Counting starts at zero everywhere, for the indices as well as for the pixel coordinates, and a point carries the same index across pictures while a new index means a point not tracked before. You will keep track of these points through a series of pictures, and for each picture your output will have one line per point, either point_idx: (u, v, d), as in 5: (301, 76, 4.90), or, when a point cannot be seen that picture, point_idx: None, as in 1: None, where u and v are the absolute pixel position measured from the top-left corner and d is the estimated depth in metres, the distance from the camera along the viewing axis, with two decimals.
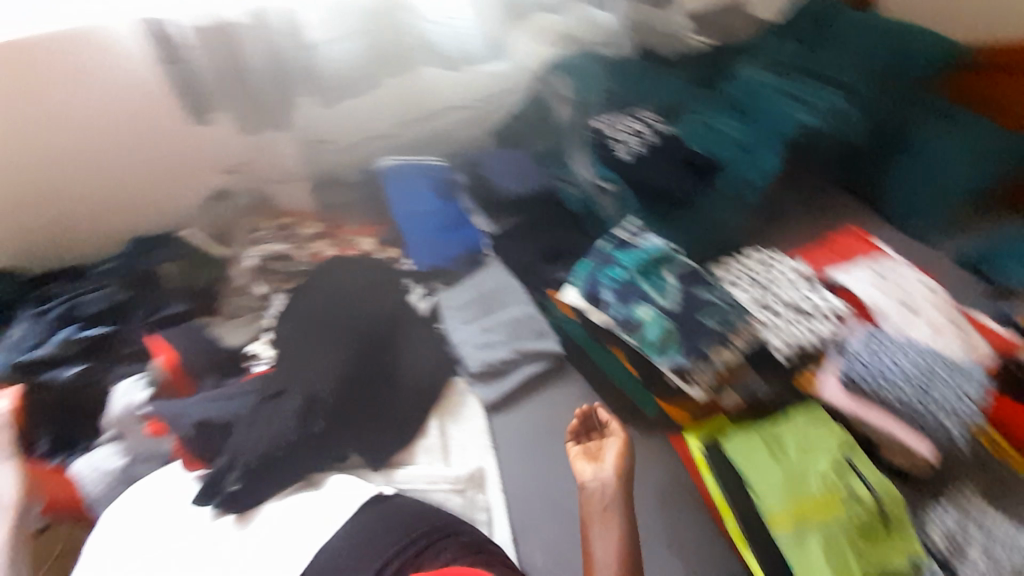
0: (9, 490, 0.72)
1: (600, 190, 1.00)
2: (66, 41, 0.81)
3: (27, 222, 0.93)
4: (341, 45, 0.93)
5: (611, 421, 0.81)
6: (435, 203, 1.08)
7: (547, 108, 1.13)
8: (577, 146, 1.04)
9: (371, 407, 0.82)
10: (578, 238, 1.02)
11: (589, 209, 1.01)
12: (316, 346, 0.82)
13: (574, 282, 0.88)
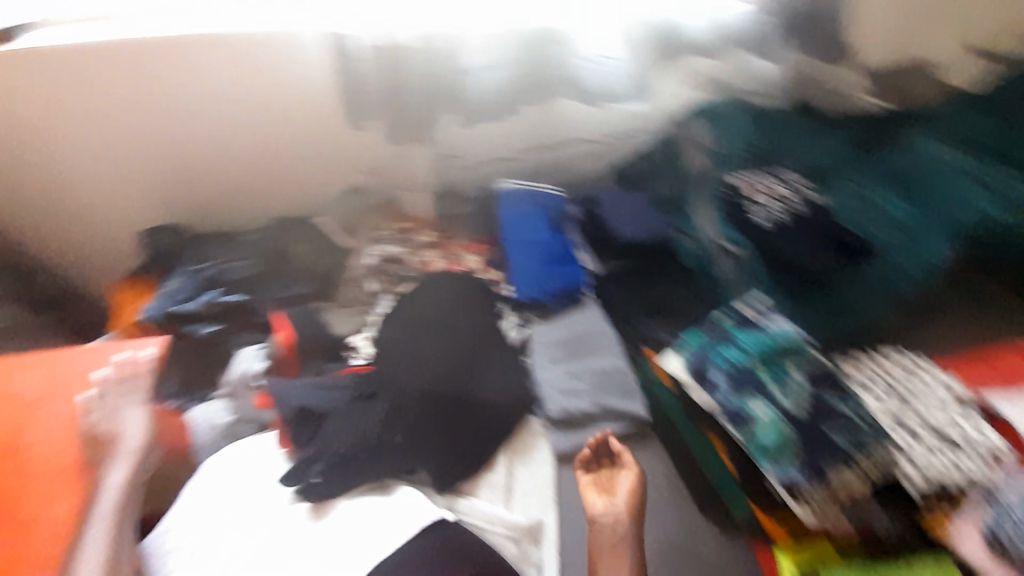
0: (139, 430, 0.79)
1: (723, 252, 0.91)
2: (266, 46, 0.93)
3: (197, 191, 1.07)
4: (494, 72, 1.00)
5: (623, 452, 0.84)
6: (546, 233, 1.09)
7: (678, 153, 1.03)
8: (705, 201, 0.96)
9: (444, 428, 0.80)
10: (686, 297, 0.94)
11: (705, 267, 0.93)
12: (409, 355, 0.85)
13: (680, 351, 0.82)
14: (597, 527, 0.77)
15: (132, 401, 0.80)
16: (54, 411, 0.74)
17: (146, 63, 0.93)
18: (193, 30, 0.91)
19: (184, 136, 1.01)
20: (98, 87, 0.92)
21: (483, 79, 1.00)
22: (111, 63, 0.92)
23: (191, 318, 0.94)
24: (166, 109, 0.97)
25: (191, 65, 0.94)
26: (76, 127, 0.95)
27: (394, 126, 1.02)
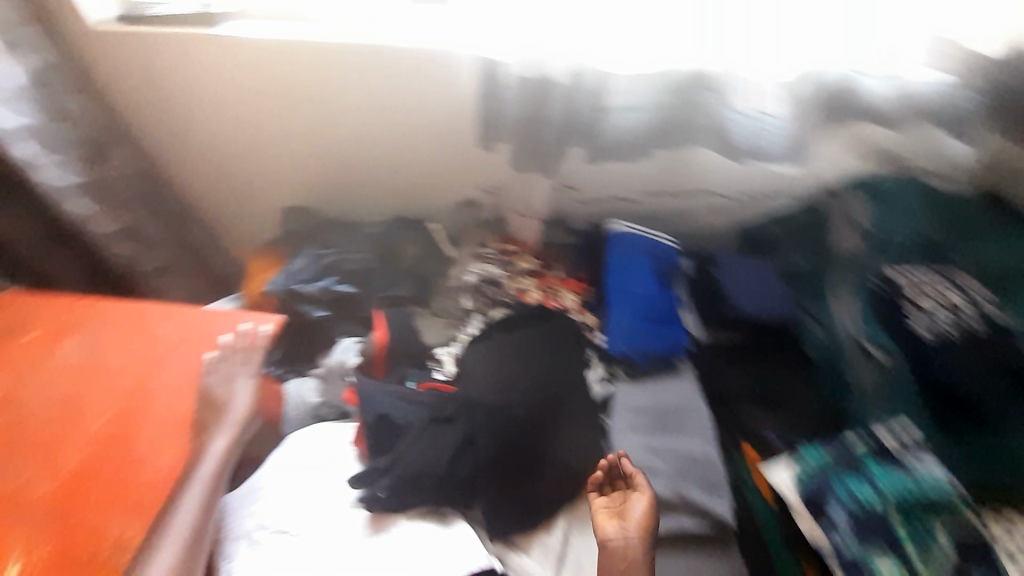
0: (242, 404, 0.79)
1: (864, 354, 0.81)
2: (421, 61, 0.98)
3: (337, 178, 1.19)
4: (634, 113, 0.95)
5: (636, 474, 0.77)
6: (655, 286, 0.98)
7: (826, 223, 0.96)
8: (849, 289, 0.86)
9: (514, 473, 0.78)
10: (804, 393, 0.86)
11: (835, 364, 0.84)
12: (493, 387, 0.84)
13: (796, 467, 0.76)
14: (607, 554, 0.70)
15: (246, 372, 0.81)
16: (181, 365, 0.79)
17: (317, 63, 1.00)
18: (366, 40, 0.98)
19: (337, 133, 1.11)
20: (273, 80, 1.03)
21: (625, 117, 0.96)
22: (288, 60, 1.00)
23: (305, 300, 1.02)
24: (326, 107, 1.07)
25: (356, 71, 1.01)
26: (252, 111, 1.08)
27: (523, 155, 1.02)
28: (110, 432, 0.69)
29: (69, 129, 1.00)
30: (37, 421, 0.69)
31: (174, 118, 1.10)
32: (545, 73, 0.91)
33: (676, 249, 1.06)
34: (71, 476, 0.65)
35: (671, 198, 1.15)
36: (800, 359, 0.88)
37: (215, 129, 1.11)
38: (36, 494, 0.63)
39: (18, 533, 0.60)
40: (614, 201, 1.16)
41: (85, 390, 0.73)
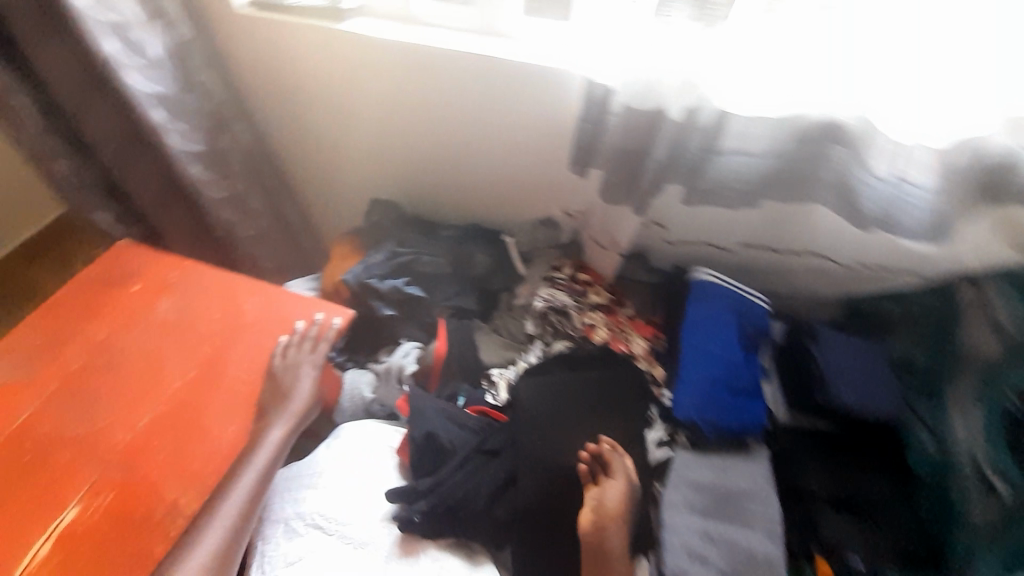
0: (304, 394, 0.79)
1: (980, 479, 0.75)
2: (534, 77, 0.96)
3: (432, 180, 1.23)
4: (749, 159, 0.87)
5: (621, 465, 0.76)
6: (737, 352, 0.88)
7: (956, 316, 0.87)
8: (973, 400, 0.80)
9: (551, 524, 0.75)
10: (896, 500, 0.81)
11: (943, 480, 0.79)
12: (544, 428, 0.80)
13: None
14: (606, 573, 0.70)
15: (312, 358, 0.82)
16: (252, 342, 0.82)
17: (421, 66, 1.01)
18: (470, 47, 0.97)
19: (431, 134, 1.13)
20: (394, 83, 1.05)
21: (735, 162, 0.87)
22: (393, 60, 1.01)
23: (377, 296, 1.04)
24: (423, 108, 1.08)
25: (457, 78, 1.00)
26: (355, 104, 1.12)
27: (615, 186, 0.93)
28: (183, 398, 0.75)
29: (195, 102, 1.07)
30: (129, 375, 0.77)
31: (285, 102, 1.17)
32: (661, 105, 0.83)
33: (765, 311, 0.95)
34: (145, 435, 0.71)
35: (772, 252, 1.04)
36: (899, 468, 0.83)
37: (320, 116, 1.17)
38: (116, 446, 0.70)
39: (97, 480, 0.67)
40: (704, 245, 1.07)
41: (167, 354, 0.80)
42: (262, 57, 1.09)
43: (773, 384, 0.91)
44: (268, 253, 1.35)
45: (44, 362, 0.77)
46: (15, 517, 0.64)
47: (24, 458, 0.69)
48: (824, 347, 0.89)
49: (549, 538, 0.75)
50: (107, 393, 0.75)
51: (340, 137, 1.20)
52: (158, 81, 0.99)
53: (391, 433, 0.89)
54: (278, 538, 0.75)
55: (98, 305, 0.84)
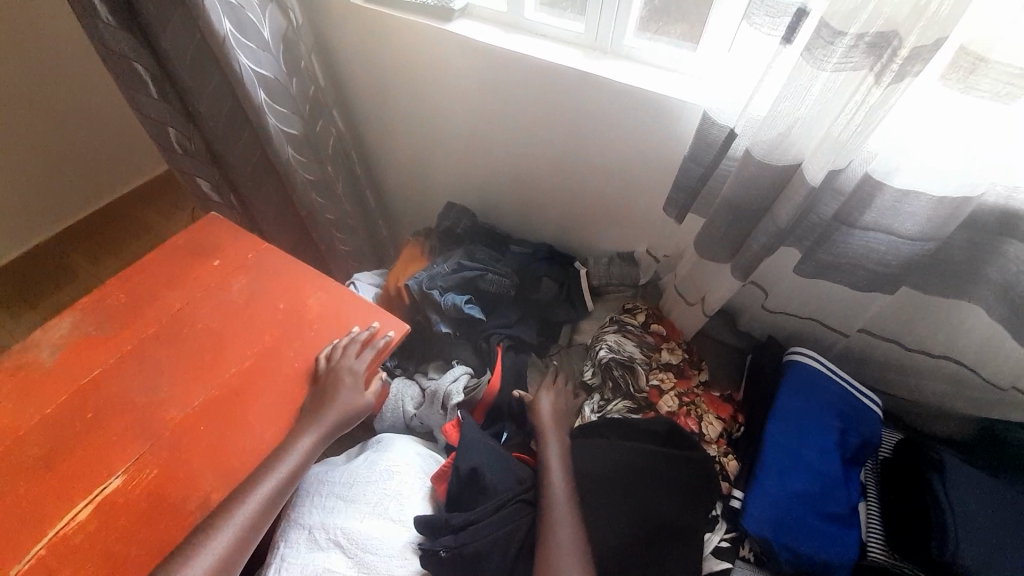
0: (340, 407, 0.76)
1: None
2: (645, 107, 0.85)
3: (515, 194, 1.17)
4: (896, 241, 0.70)
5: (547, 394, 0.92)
6: (837, 467, 0.80)
7: None
8: None
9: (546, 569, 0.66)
10: None
11: None
12: (560, 464, 0.79)
13: None
14: None
15: (360, 365, 0.80)
16: (308, 340, 0.82)
17: (514, 75, 0.95)
18: (571, 60, 0.88)
19: (516, 145, 1.07)
20: (493, 93, 1.00)
21: (874, 241, 0.72)
22: (488, 65, 0.96)
23: (436, 308, 1.01)
24: (513, 118, 1.02)
25: (553, 91, 0.93)
26: (446, 106, 1.09)
27: (717, 242, 0.81)
28: (234, 385, 0.76)
29: (296, 88, 1.09)
30: (190, 351, 0.79)
31: (384, 95, 1.16)
32: (799, 160, 0.68)
33: (878, 422, 0.85)
34: (195, 416, 0.73)
35: (895, 343, 0.88)
36: None
37: (413, 113, 1.15)
38: (168, 421, 0.72)
39: (144, 453, 0.70)
40: (809, 320, 0.92)
41: (229, 336, 0.81)
42: (366, 49, 1.08)
43: (870, 502, 0.82)
44: (346, 239, 1.37)
45: (120, 322, 0.82)
46: (69, 473, 0.68)
47: (87, 416, 0.73)
48: (954, 485, 0.72)
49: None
50: (168, 365, 0.77)
51: (431, 136, 1.18)
52: (265, 64, 1.01)
53: (421, 459, 0.85)
54: (299, 545, 0.72)
55: (179, 274, 0.88)
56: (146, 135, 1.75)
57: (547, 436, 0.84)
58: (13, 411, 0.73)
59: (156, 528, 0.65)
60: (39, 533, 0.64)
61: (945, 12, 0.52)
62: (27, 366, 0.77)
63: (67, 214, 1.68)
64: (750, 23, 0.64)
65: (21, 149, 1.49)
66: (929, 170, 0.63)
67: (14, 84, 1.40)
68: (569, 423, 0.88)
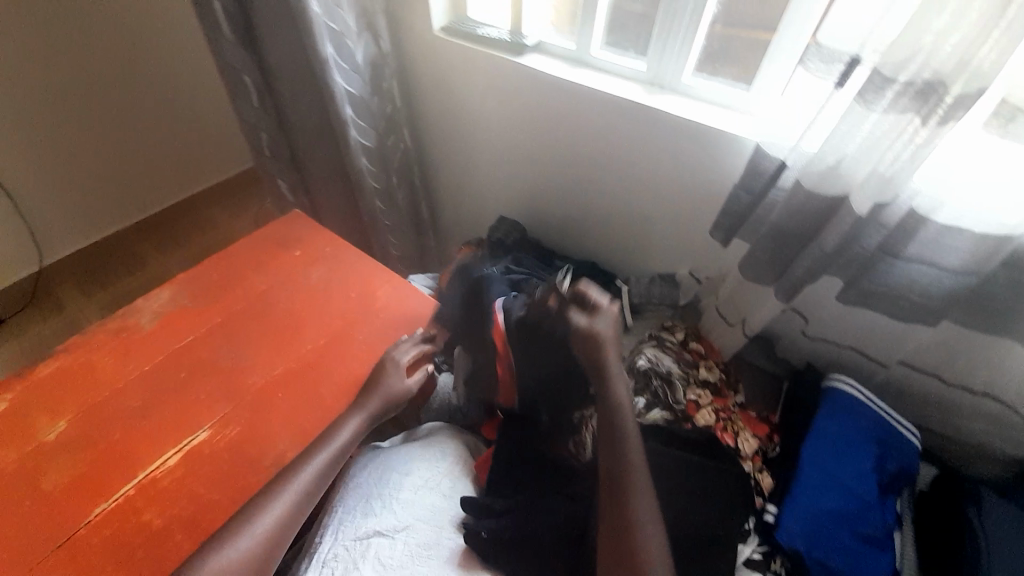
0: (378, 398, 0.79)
1: None
2: (699, 138, 0.92)
3: (565, 213, 1.25)
4: (940, 274, 0.74)
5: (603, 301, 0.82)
6: (873, 493, 0.81)
7: None
8: None
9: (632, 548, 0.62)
10: None
11: None
12: (616, 425, 0.73)
13: None
14: None
15: (405, 357, 0.84)
16: (376, 328, 0.90)
17: (573, 102, 1.04)
18: (631, 93, 0.97)
19: (568, 167, 1.15)
20: (554, 116, 1.09)
21: (918, 272, 0.76)
22: (552, 92, 1.05)
23: None
24: (570, 143, 1.11)
25: (611, 118, 1.01)
26: (508, 129, 1.18)
27: (761, 265, 0.86)
28: (310, 361, 0.84)
29: (376, 105, 1.22)
30: (271, 328, 0.88)
31: (451, 115, 1.27)
32: (846, 193, 0.74)
33: (916, 453, 0.86)
34: (273, 384, 0.81)
35: (935, 378, 0.90)
36: None
37: (474, 134, 1.26)
38: (252, 387, 0.80)
39: (228, 413, 0.77)
40: (847, 349, 0.95)
41: (306, 317, 0.90)
42: (440, 75, 1.21)
43: (906, 533, 0.82)
44: (398, 243, 1.48)
45: (212, 296, 0.92)
46: (161, 423, 0.76)
47: (180, 376, 0.81)
48: (989, 515, 0.75)
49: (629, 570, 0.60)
50: (251, 338, 0.86)
51: (490, 155, 1.28)
52: (354, 81, 1.14)
53: (465, 449, 0.91)
54: (357, 511, 0.78)
55: (264, 259, 0.99)
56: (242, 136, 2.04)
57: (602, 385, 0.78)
58: (115, 365, 0.82)
59: (234, 480, 0.71)
60: (132, 474, 0.71)
61: (986, 66, 0.58)
62: (130, 328, 0.87)
63: (160, 201, 1.93)
64: (806, 67, 0.72)
65: (111, 135, 1.70)
66: (973, 207, 0.67)
67: (121, 77, 1.64)
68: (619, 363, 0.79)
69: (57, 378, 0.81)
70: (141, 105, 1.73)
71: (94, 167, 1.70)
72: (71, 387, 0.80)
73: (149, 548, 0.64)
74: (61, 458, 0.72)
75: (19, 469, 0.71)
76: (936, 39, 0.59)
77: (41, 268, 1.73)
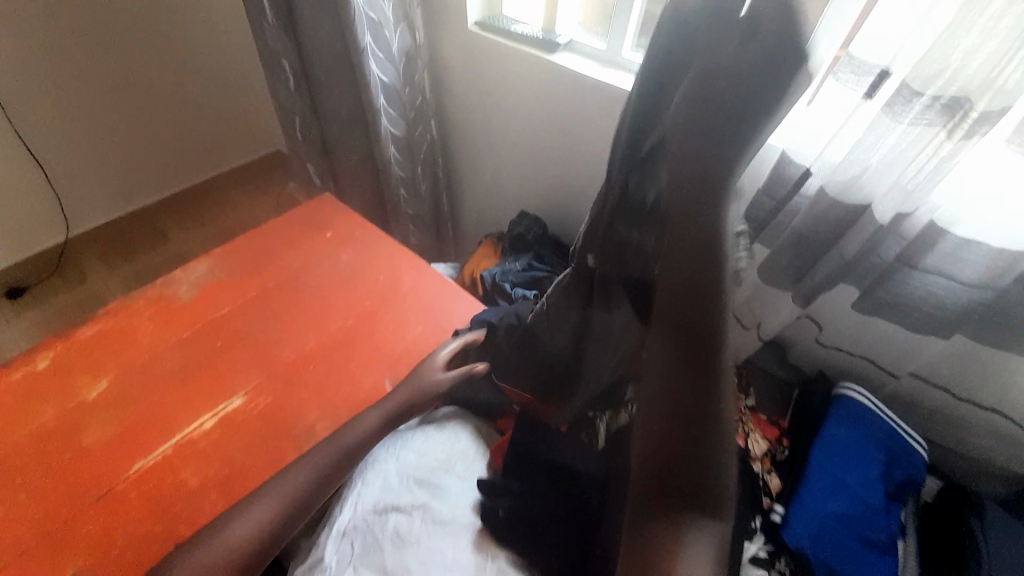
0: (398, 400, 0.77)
1: None
2: None
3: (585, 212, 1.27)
4: (956, 288, 0.76)
5: None
6: (879, 498, 0.83)
7: None
8: None
9: (716, 415, 0.40)
10: None
11: None
12: (692, 235, 0.47)
13: None
14: None
15: (446, 349, 0.86)
16: (402, 311, 0.93)
17: (600, 102, 1.06)
18: None
19: (590, 165, 1.18)
20: (580, 115, 1.11)
21: (934, 285, 0.77)
22: (579, 90, 1.08)
23: (505, 300, 1.14)
24: (594, 143, 1.13)
25: None
26: (534, 125, 1.21)
27: (779, 270, 0.89)
28: (339, 338, 0.87)
29: (406, 95, 1.25)
30: (302, 304, 0.91)
31: (477, 109, 1.30)
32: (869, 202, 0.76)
33: (922, 465, 0.88)
34: (303, 359, 0.84)
35: (945, 392, 0.91)
36: None
37: (500, 129, 1.29)
38: (283, 359, 0.84)
39: (260, 382, 0.81)
40: (859, 358, 0.97)
41: (336, 297, 0.93)
42: (469, 70, 1.24)
43: (908, 543, 0.83)
44: (418, 232, 1.52)
45: (246, 271, 0.96)
46: (197, 387, 0.80)
47: (216, 345, 0.85)
48: (993, 527, 0.77)
49: (702, 437, 0.39)
50: (282, 313, 0.90)
51: (514, 151, 1.31)
52: (387, 72, 1.18)
53: (475, 435, 0.92)
54: (375, 486, 0.81)
55: (296, 238, 1.02)
56: (276, 122, 2.10)
57: (675, 184, 0.50)
58: (154, 329, 0.86)
59: (263, 444, 0.74)
60: (171, 434, 0.75)
61: (1010, 85, 0.59)
62: (168, 297, 0.91)
63: (187, 179, 2.00)
64: (837, 78, 0.74)
65: (142, 109, 1.76)
66: (991, 221, 0.69)
67: (155, 54, 1.70)
68: (723, 131, 0.47)
69: (98, 339, 0.85)
70: (172, 81, 1.79)
71: (124, 139, 1.76)
72: (110, 348, 0.84)
73: (187, 502, 0.69)
74: (103, 413, 0.77)
75: (63, 424, 0.75)
76: (963, 57, 0.61)
77: (68, 239, 1.79)
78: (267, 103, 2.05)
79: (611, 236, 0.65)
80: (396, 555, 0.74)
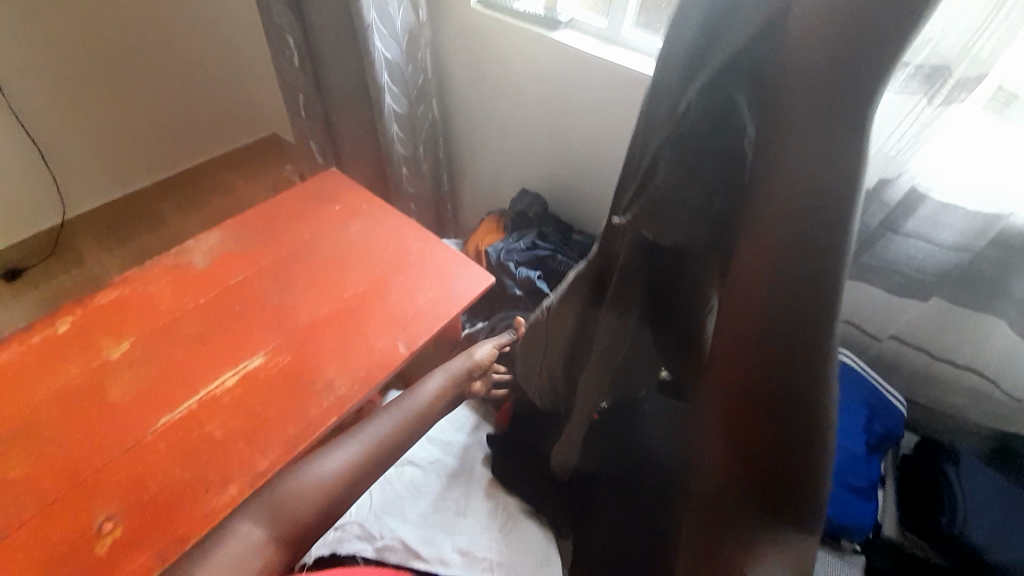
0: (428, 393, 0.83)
1: None
2: None
3: (585, 189, 1.30)
4: (935, 250, 0.81)
5: None
6: (860, 448, 0.89)
7: None
8: None
9: (793, 409, 0.44)
10: None
11: None
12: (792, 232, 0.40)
13: None
14: None
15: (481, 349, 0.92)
16: (412, 278, 0.96)
17: (601, 79, 1.09)
18: None
19: (590, 142, 1.21)
20: (582, 91, 1.14)
21: (914, 248, 0.83)
22: (580, 66, 1.11)
23: (510, 276, 1.19)
24: (594, 121, 1.17)
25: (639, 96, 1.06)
26: (535, 103, 1.24)
27: None
28: (352, 304, 0.91)
29: (410, 73, 1.28)
30: (316, 273, 0.94)
31: (479, 87, 1.32)
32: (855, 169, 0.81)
33: (900, 417, 0.92)
34: (320, 323, 0.88)
35: (925, 353, 0.96)
36: None
37: (501, 107, 1.32)
38: (299, 323, 0.87)
39: (279, 344, 0.84)
40: (848, 324, 0.99)
41: (347, 265, 0.96)
42: (472, 48, 1.26)
43: (888, 491, 0.91)
44: (420, 211, 1.55)
45: (259, 241, 0.99)
46: (217, 349, 0.83)
47: (234, 309, 0.88)
48: (965, 471, 0.83)
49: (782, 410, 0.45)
50: (296, 281, 0.93)
51: (515, 130, 1.33)
52: (392, 49, 1.20)
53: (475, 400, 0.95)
54: None
55: (307, 210, 1.05)
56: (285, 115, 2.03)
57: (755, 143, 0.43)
58: (172, 295, 0.89)
59: (284, 400, 0.79)
60: (196, 391, 0.78)
61: (983, 56, 0.65)
62: (184, 265, 0.93)
63: (185, 161, 2.00)
64: None
65: (141, 88, 1.76)
66: (968, 185, 0.75)
67: (154, 32, 1.70)
68: (858, 81, 0.36)
69: (117, 304, 0.87)
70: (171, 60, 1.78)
71: (124, 119, 1.76)
72: (130, 313, 0.86)
73: (215, 453, 0.73)
74: (125, 372, 0.79)
75: (88, 382, 0.78)
76: (942, 30, 0.66)
77: (65, 220, 1.78)
78: (275, 91, 2.00)
79: (664, 191, 0.50)
80: (414, 504, 0.78)
